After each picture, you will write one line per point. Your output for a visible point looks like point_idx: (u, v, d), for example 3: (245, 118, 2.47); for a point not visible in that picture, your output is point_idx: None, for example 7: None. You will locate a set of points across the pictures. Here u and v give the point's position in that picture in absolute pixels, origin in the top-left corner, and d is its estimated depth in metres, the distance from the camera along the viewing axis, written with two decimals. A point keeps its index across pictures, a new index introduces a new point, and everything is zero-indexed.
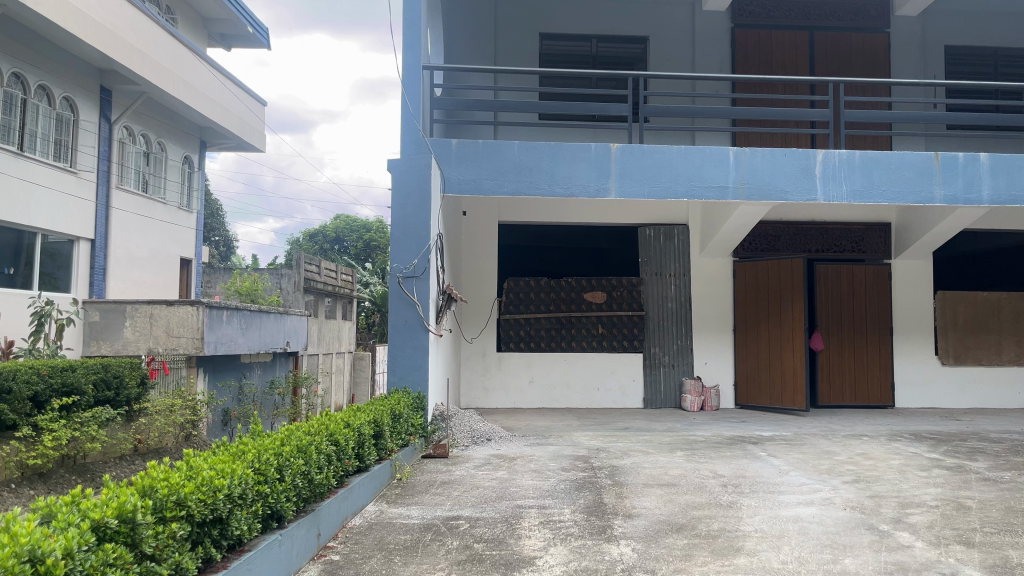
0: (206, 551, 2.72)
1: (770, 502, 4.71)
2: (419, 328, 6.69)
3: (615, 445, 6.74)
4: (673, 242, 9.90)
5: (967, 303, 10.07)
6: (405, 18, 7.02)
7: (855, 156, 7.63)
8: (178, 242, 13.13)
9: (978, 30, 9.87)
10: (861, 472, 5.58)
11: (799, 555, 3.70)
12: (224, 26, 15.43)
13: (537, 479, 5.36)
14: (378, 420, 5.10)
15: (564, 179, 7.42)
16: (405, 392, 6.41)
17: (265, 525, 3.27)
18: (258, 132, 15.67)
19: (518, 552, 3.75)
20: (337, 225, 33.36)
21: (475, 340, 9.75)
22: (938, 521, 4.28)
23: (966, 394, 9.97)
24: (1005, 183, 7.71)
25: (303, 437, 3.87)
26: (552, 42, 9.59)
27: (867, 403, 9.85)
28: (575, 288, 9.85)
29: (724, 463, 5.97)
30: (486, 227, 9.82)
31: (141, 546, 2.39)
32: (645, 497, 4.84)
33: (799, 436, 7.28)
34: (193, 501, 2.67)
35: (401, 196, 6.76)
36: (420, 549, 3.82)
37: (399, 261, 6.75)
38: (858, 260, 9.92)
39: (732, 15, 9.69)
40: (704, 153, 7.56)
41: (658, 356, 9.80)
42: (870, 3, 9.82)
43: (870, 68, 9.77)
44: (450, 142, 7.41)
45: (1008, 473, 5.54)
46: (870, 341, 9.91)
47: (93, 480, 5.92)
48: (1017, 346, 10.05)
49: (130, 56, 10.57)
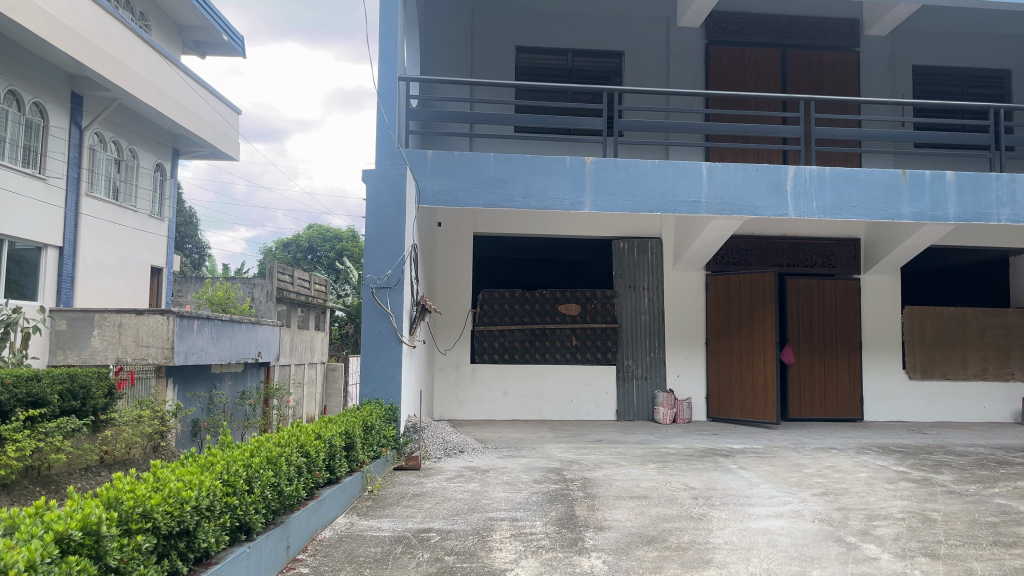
0: (171, 564, 2.68)
1: (740, 515, 4.74)
2: (393, 339, 6.66)
3: (588, 457, 6.76)
4: (647, 255, 9.97)
5: (934, 319, 10.22)
6: (381, 29, 7.01)
7: (825, 172, 7.74)
8: (149, 250, 13.00)
9: (944, 50, 10.08)
10: (829, 484, 5.65)
11: (767, 566, 3.74)
12: (200, 34, 15.40)
13: (510, 492, 5.35)
14: (349, 432, 5.07)
15: (539, 191, 7.46)
16: (377, 401, 6.38)
17: (233, 538, 3.23)
18: (231, 140, 15.64)
19: (488, 564, 3.74)
20: (310, 235, 33.25)
21: (450, 352, 9.72)
22: (904, 533, 4.33)
23: (932, 407, 10.12)
24: (970, 201, 7.87)
25: (273, 448, 3.83)
26: (528, 55, 9.65)
27: (837, 417, 9.97)
28: (549, 300, 9.89)
29: (694, 475, 6.01)
30: (461, 238, 9.81)
31: (106, 559, 2.36)
32: (616, 509, 4.85)
33: (770, 449, 7.34)
34: (160, 513, 2.63)
35: (375, 207, 6.75)
36: (390, 561, 3.80)
37: (372, 270, 6.72)
38: (828, 275, 10.06)
39: (706, 31, 9.82)
40: (677, 167, 7.64)
41: (631, 368, 9.85)
42: (841, 23, 10.03)
43: (839, 87, 9.98)
44: (425, 153, 7.39)
45: (973, 487, 5.62)
46: (839, 355, 10.04)
47: (57, 492, 5.84)
48: (983, 360, 10.19)
49: (101, 62, 10.44)
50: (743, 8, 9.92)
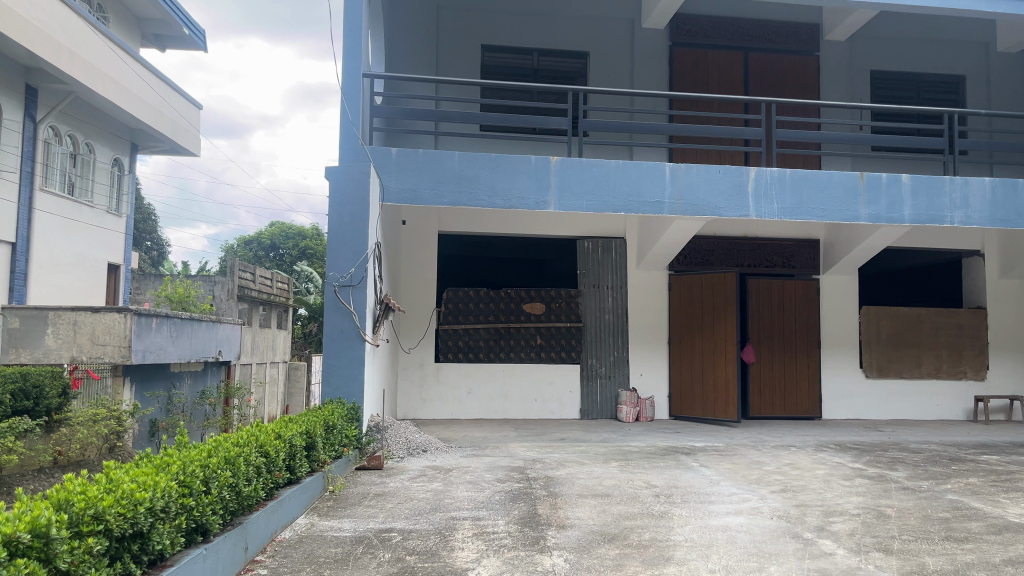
0: (123, 567, 2.63)
1: (700, 512, 4.79)
2: (355, 338, 6.60)
3: (551, 456, 6.78)
4: (611, 255, 10.02)
5: (890, 319, 10.41)
6: (345, 25, 6.94)
7: (786, 174, 7.86)
8: (106, 247, 12.73)
9: (901, 56, 10.30)
10: (788, 481, 5.73)
11: (726, 563, 3.78)
12: (160, 27, 15.15)
13: (473, 491, 5.34)
14: (311, 431, 5.02)
15: (504, 190, 7.47)
16: (339, 401, 6.32)
17: (188, 540, 3.17)
18: (191, 135, 15.42)
19: (449, 564, 3.73)
20: (273, 232, 32.83)
21: (413, 351, 9.67)
22: (859, 529, 4.41)
23: (887, 405, 10.32)
24: (925, 204, 8.03)
25: (232, 448, 3.78)
26: (494, 54, 9.65)
27: (796, 415, 10.13)
28: (514, 299, 9.88)
29: (657, 473, 6.06)
30: (425, 237, 9.76)
31: (56, 562, 2.30)
32: (578, 508, 4.87)
33: (730, 447, 7.43)
34: (112, 515, 2.58)
35: (338, 204, 6.68)
36: (350, 562, 3.77)
37: (335, 269, 6.65)
38: (788, 275, 10.22)
39: (670, 33, 9.91)
40: (641, 167, 7.68)
41: (595, 366, 9.90)
42: (801, 27, 10.18)
43: (800, 90, 10.14)
44: (389, 150, 7.33)
45: (927, 483, 5.75)
46: (799, 354, 10.19)
47: (8, 493, 5.73)
48: (937, 359, 10.41)
49: (56, 54, 10.22)
50: (706, 11, 10.02)
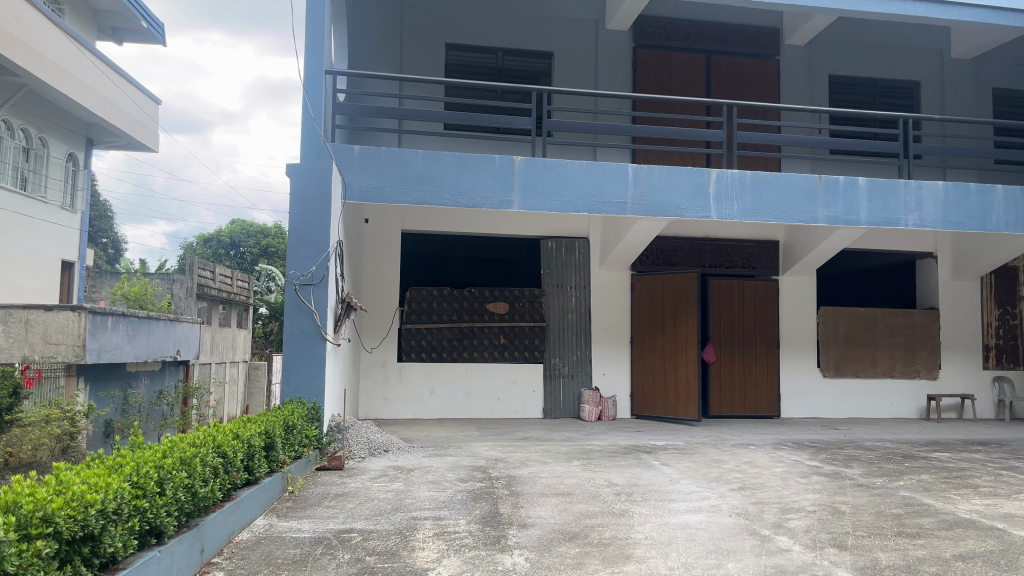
0: (74, 570, 2.57)
1: (660, 510, 4.83)
2: (316, 337, 6.54)
3: (514, 455, 6.79)
4: (574, 255, 10.06)
5: (847, 319, 10.60)
6: (307, 20, 6.87)
7: (746, 176, 7.96)
8: (59, 243, 12.44)
9: (858, 61, 10.50)
10: (746, 479, 5.81)
11: (685, 560, 3.82)
12: (117, 20, 14.85)
13: (434, 491, 5.32)
14: (269, 431, 4.95)
15: (468, 190, 7.47)
16: (299, 401, 6.25)
17: (141, 542, 3.11)
18: (148, 130, 15.13)
19: (409, 564, 3.71)
20: (233, 229, 32.36)
21: (376, 350, 9.59)
22: (815, 525, 4.49)
23: (844, 404, 10.52)
24: (881, 207, 8.20)
25: (187, 449, 3.72)
26: (459, 52, 9.63)
27: (756, 414, 10.27)
28: (478, 298, 9.87)
29: (618, 472, 6.10)
30: (388, 236, 9.70)
31: (3, 565, 2.24)
32: (540, 506, 4.88)
33: (691, 445, 7.51)
34: (62, 517, 2.52)
35: (299, 202, 6.61)
36: (309, 563, 3.73)
37: (296, 267, 6.56)
38: (748, 276, 10.35)
39: (634, 34, 9.98)
40: (604, 168, 7.72)
41: (558, 366, 9.93)
42: (763, 31, 10.32)
43: (760, 93, 10.28)
44: (352, 148, 7.26)
45: (880, 480, 5.87)
46: (758, 354, 10.33)
47: None
48: (891, 359, 10.63)
49: (9, 45, 9.96)
50: (669, 13, 10.11)
